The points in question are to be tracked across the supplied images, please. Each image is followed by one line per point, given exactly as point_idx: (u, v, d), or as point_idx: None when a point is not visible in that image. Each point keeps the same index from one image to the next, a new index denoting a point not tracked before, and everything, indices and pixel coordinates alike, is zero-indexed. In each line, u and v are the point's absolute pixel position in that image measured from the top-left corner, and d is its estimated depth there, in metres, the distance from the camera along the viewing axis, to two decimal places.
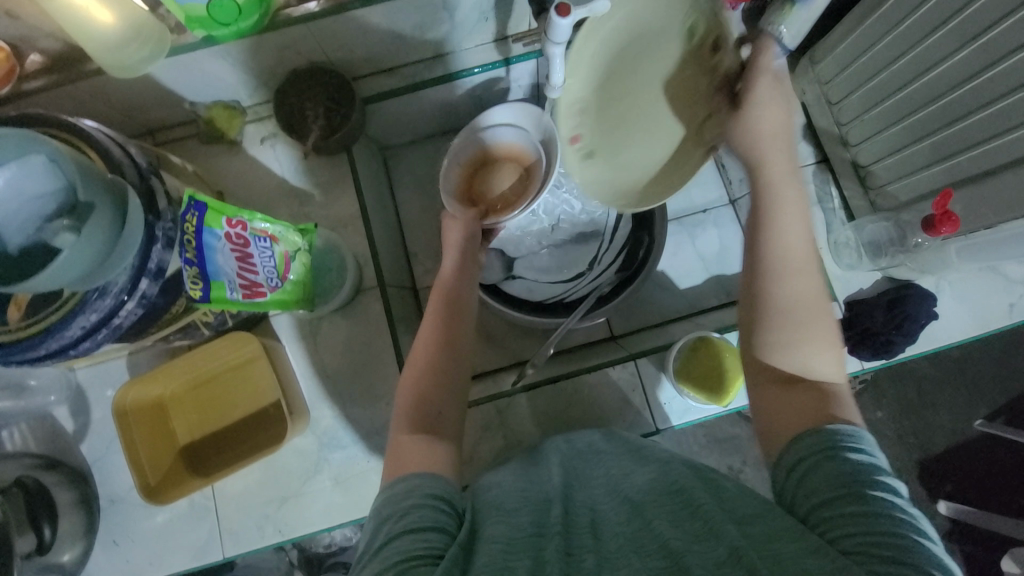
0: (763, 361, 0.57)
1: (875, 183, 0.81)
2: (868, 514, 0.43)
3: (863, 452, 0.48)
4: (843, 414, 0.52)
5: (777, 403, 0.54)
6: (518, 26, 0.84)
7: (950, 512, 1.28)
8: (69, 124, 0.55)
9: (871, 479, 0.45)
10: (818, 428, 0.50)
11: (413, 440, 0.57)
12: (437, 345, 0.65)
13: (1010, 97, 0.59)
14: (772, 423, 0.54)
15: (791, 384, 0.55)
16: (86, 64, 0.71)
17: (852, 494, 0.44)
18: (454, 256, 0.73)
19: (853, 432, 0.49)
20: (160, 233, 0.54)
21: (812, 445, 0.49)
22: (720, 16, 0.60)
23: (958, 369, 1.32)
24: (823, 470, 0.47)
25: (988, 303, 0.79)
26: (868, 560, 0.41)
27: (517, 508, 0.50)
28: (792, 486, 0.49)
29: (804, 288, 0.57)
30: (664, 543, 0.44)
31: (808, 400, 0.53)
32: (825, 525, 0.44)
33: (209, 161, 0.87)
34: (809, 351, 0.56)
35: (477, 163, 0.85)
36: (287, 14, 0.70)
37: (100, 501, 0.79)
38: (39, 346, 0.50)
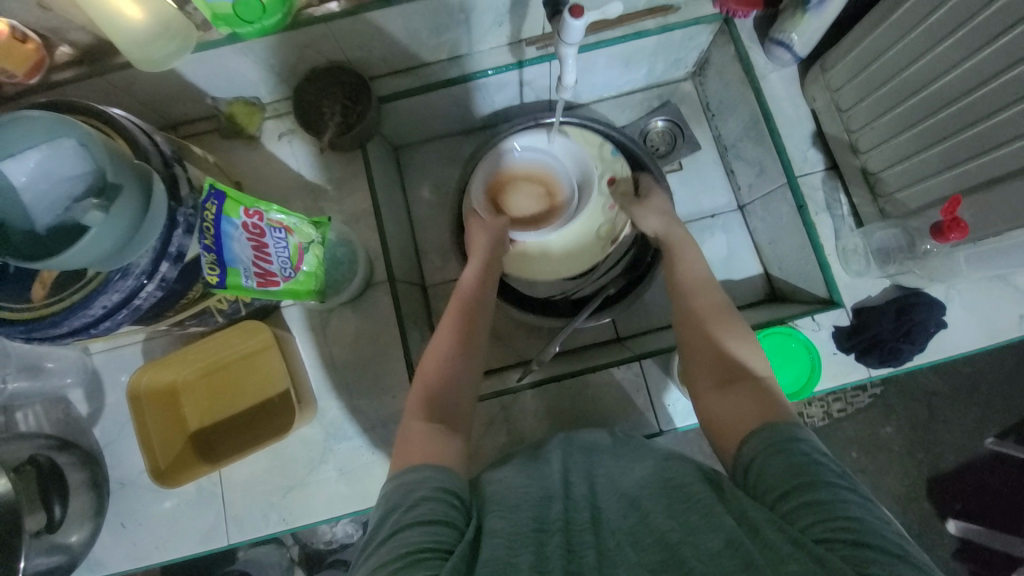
0: (703, 382, 0.61)
1: (884, 191, 0.81)
2: (825, 500, 0.44)
3: (805, 443, 0.49)
4: (784, 408, 0.55)
5: (724, 406, 0.57)
6: (532, 30, 0.86)
7: (959, 530, 1.26)
8: (98, 111, 0.57)
9: (822, 468, 0.47)
10: (766, 424, 0.52)
11: (426, 429, 0.58)
12: (452, 346, 0.65)
13: (1019, 103, 0.59)
14: (723, 426, 0.56)
15: (734, 385, 0.58)
16: (114, 57, 0.74)
17: (806, 482, 0.45)
18: (478, 266, 0.75)
19: (795, 426, 0.52)
20: (181, 219, 0.57)
21: (761, 441, 0.50)
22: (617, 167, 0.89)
23: (969, 385, 1.30)
24: (775, 463, 0.48)
25: (998, 314, 0.79)
26: (837, 545, 0.40)
27: (519, 502, 0.50)
28: (751, 484, 0.49)
29: (711, 297, 0.67)
30: (663, 535, 0.44)
31: (750, 397, 0.56)
32: (789, 516, 0.44)
33: (228, 155, 0.89)
34: (737, 347, 0.62)
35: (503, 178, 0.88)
36: (309, 14, 0.72)
37: (110, 483, 0.81)
38: (61, 324, 0.52)
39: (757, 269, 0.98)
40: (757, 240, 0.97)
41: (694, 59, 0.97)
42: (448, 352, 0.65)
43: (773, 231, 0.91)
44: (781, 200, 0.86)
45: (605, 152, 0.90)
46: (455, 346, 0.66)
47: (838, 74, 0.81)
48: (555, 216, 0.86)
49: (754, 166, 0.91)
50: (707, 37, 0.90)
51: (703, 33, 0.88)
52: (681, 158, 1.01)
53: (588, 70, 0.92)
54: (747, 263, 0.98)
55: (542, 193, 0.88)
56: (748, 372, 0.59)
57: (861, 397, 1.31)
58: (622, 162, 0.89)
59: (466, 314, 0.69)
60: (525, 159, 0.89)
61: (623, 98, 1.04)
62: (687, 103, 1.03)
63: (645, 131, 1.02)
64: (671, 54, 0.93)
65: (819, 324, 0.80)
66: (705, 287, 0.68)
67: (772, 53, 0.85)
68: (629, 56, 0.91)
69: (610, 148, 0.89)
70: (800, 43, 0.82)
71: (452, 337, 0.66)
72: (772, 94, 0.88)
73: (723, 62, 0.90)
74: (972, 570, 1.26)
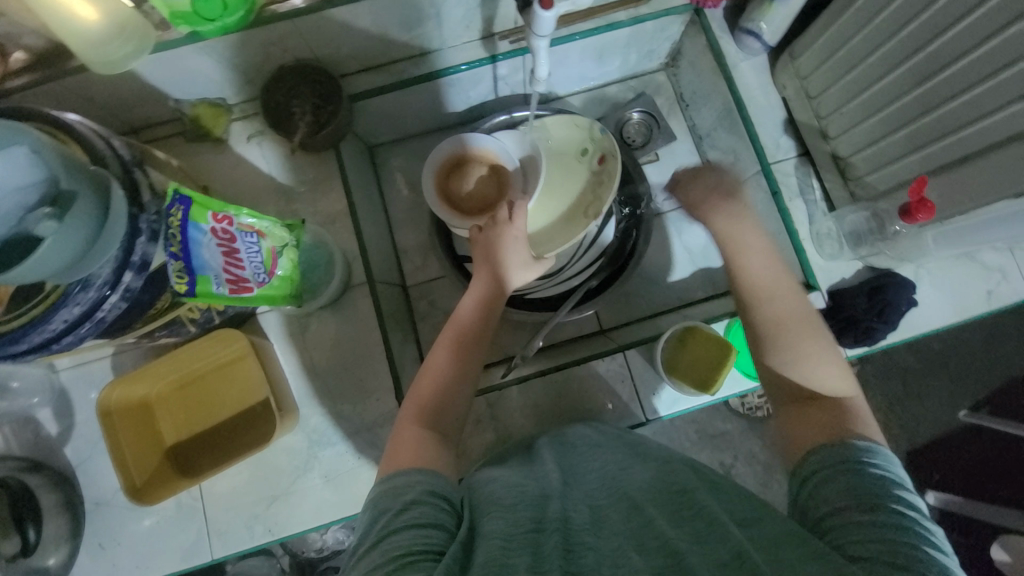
0: (783, 380, 0.61)
1: (855, 174, 0.83)
2: (873, 522, 0.45)
3: (879, 467, 0.50)
4: (868, 433, 0.54)
5: (799, 424, 0.57)
6: (504, 23, 0.85)
7: (938, 502, 1.30)
8: (51, 117, 0.55)
9: (881, 492, 0.47)
10: (844, 441, 0.53)
11: (422, 436, 0.58)
12: (449, 369, 0.64)
13: (981, 84, 0.61)
14: (792, 442, 0.57)
15: (808, 403, 0.59)
16: (69, 61, 0.70)
17: (861, 504, 0.47)
18: (477, 293, 0.68)
19: (871, 449, 0.52)
20: (143, 226, 0.54)
21: (829, 457, 0.52)
22: (609, 138, 0.82)
23: (941, 361, 1.35)
24: (831, 483, 0.50)
25: (966, 291, 0.82)
26: (873, 564, 0.42)
27: (516, 501, 0.49)
28: (806, 496, 0.51)
29: (792, 305, 0.65)
30: (663, 537, 0.44)
31: (829, 417, 0.56)
32: (832, 533, 0.47)
33: (195, 159, 0.87)
34: (817, 363, 0.61)
35: (458, 171, 0.78)
36: (273, 10, 0.70)
37: (85, 504, 0.78)
38: (20, 340, 0.50)
39: None
40: None
41: (667, 50, 0.97)
42: (447, 369, 0.64)
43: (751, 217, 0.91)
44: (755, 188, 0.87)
45: (595, 129, 0.86)
46: (454, 361, 0.64)
47: (808, 61, 0.83)
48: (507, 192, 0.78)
49: (729, 154, 0.92)
50: (679, 28, 0.90)
51: (674, 24, 0.88)
52: (657, 148, 1.01)
53: (562, 63, 0.92)
54: None
55: (491, 176, 0.78)
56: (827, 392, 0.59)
57: None
58: (611, 138, 0.83)
59: (473, 325, 0.67)
60: (482, 149, 0.79)
61: (598, 90, 1.04)
62: (661, 94, 1.03)
63: (622, 123, 1.02)
64: (644, 46, 0.94)
65: None
66: (783, 291, 0.66)
67: (743, 42, 0.86)
68: (602, 48, 0.91)
69: (600, 126, 0.84)
70: (769, 32, 0.83)
71: (448, 350, 0.65)
72: (743, 84, 0.89)
73: (696, 52, 0.91)
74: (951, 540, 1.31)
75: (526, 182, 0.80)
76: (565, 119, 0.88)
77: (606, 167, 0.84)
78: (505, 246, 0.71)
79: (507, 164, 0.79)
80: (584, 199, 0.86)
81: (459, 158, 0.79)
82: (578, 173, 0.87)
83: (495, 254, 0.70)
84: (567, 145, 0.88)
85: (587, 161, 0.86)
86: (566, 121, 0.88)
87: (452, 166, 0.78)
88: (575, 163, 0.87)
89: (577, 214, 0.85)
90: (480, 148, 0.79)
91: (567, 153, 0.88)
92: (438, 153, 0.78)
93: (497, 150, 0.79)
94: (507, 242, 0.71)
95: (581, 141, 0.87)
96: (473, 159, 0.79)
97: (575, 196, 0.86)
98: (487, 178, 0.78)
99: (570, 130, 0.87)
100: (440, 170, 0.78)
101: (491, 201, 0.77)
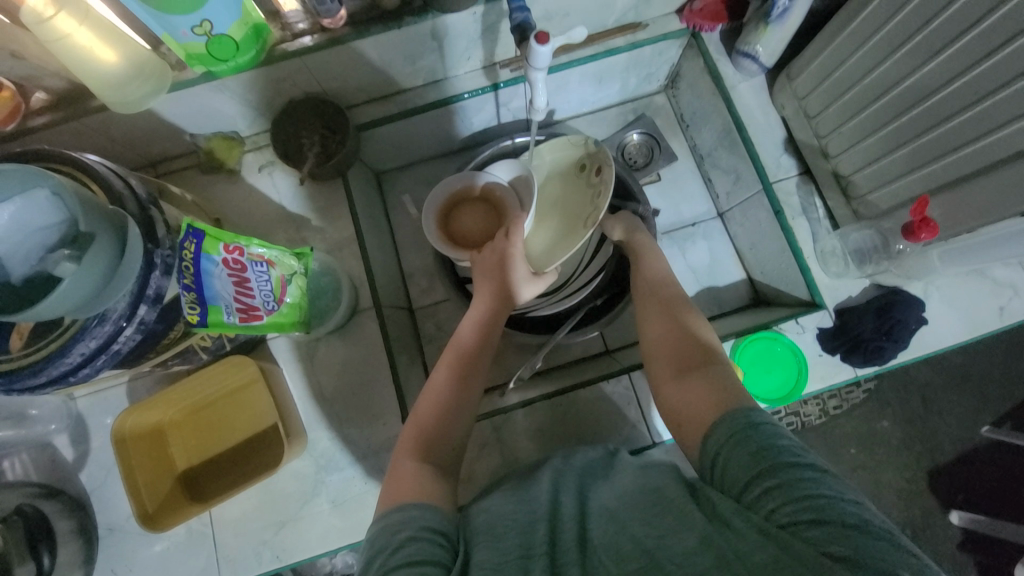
0: (659, 366, 0.63)
1: (857, 193, 0.83)
2: (785, 483, 0.45)
3: (761, 425, 0.50)
4: (740, 395, 0.55)
5: (682, 401, 0.57)
6: (504, 53, 0.87)
7: (962, 521, 1.25)
8: (72, 158, 0.58)
9: (780, 449, 0.47)
10: (725, 413, 0.53)
11: (419, 468, 0.58)
12: (446, 392, 0.65)
13: (978, 104, 0.61)
14: (687, 420, 0.56)
15: (691, 374, 0.59)
16: (90, 101, 0.74)
17: (766, 469, 0.46)
18: (474, 314, 0.70)
19: (752, 408, 0.52)
20: (158, 260, 0.56)
21: (724, 430, 0.51)
22: (599, 149, 0.78)
23: (960, 375, 1.32)
24: (736, 453, 0.49)
25: (978, 307, 0.80)
26: (797, 528, 0.42)
27: (506, 530, 0.50)
28: (720, 475, 0.50)
29: (665, 292, 0.70)
30: (639, 542, 0.45)
31: (712, 384, 0.57)
32: (753, 505, 0.46)
33: (209, 190, 0.90)
34: (692, 341, 0.63)
35: (454, 205, 0.80)
36: (283, 49, 0.73)
37: (99, 529, 0.79)
38: (39, 373, 0.51)
39: (740, 274, 0.99)
40: (738, 246, 0.99)
41: (666, 73, 0.99)
42: (447, 391, 0.65)
43: (753, 236, 0.92)
44: (758, 208, 0.88)
45: (592, 142, 0.81)
46: (452, 382, 0.66)
47: (805, 83, 0.84)
48: (504, 221, 0.78)
49: (731, 174, 0.93)
50: (677, 51, 0.92)
51: (672, 47, 0.90)
52: (658, 169, 1.03)
53: (562, 89, 0.94)
54: (729, 269, 0.99)
55: (488, 208, 0.79)
56: (701, 363, 0.60)
57: (856, 393, 1.31)
58: (605, 147, 0.78)
59: (473, 349, 0.68)
60: (481, 186, 0.81)
61: (599, 113, 1.05)
62: (661, 116, 1.05)
63: (623, 145, 1.03)
64: (643, 69, 0.96)
65: (802, 327, 0.81)
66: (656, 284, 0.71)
67: (739, 64, 0.88)
68: (602, 73, 0.93)
69: (594, 140, 0.80)
70: (766, 54, 0.84)
71: (448, 369, 0.67)
72: (743, 104, 0.90)
73: (694, 74, 0.93)
74: (978, 562, 1.27)
75: (522, 207, 0.79)
76: (567, 140, 0.84)
77: (603, 178, 0.77)
78: (498, 267, 0.71)
79: (504, 196, 0.80)
80: (583, 211, 0.79)
81: (452, 189, 0.80)
82: (579, 189, 0.82)
83: (496, 272, 0.71)
84: (565, 166, 0.85)
85: (587, 174, 0.81)
86: (568, 142, 0.84)
87: (447, 200, 0.80)
88: (577, 180, 0.83)
89: (577, 227, 0.79)
90: (482, 185, 0.81)
91: (569, 172, 0.85)
92: (438, 194, 0.80)
93: (497, 186, 0.81)
94: (502, 268, 0.71)
95: (577, 158, 0.83)
96: (477, 189, 0.81)
97: (576, 211, 0.81)
98: (484, 212, 0.79)
99: (567, 150, 0.84)
100: (445, 201, 0.80)
101: (489, 234, 0.77)
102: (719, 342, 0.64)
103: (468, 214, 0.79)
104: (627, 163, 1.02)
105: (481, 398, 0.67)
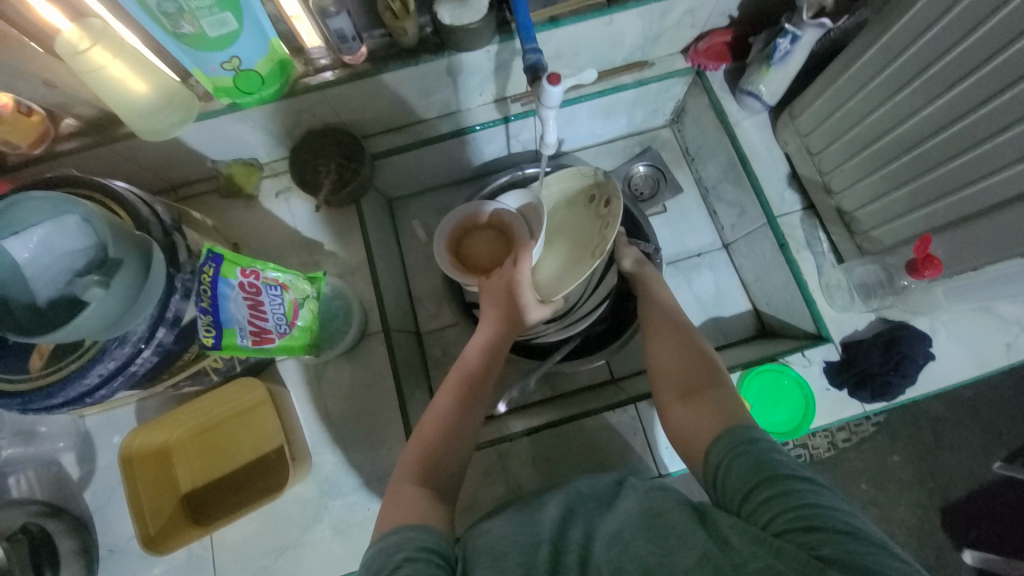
0: (663, 387, 0.64)
1: (860, 228, 0.85)
2: (782, 492, 0.46)
3: (759, 440, 0.52)
4: (741, 414, 0.57)
5: (687, 422, 0.59)
6: (516, 89, 0.91)
7: (976, 561, 1.21)
8: (102, 186, 0.60)
9: (778, 462, 0.49)
10: (726, 431, 0.54)
11: (417, 492, 0.58)
12: (450, 411, 0.65)
13: (978, 147, 0.63)
14: (690, 440, 0.57)
15: (694, 396, 0.60)
16: (119, 128, 0.78)
17: (762, 480, 0.48)
18: (481, 335, 0.71)
19: (751, 427, 0.54)
20: (179, 284, 0.58)
21: (724, 445, 0.53)
22: (609, 182, 0.80)
23: (970, 410, 1.30)
24: (736, 465, 0.50)
25: (985, 343, 0.80)
26: (792, 534, 0.43)
27: (506, 551, 0.49)
28: (721, 489, 0.51)
29: (669, 312, 0.71)
30: (642, 560, 0.45)
31: (715, 406, 0.58)
32: (752, 516, 0.47)
33: (226, 214, 0.92)
34: (695, 361, 0.64)
35: (464, 230, 0.81)
36: (305, 83, 0.77)
37: (99, 550, 0.78)
38: (56, 395, 0.53)
39: (746, 305, 0.99)
40: (743, 277, 1.00)
41: (671, 108, 1.02)
42: (451, 413, 0.65)
43: (758, 268, 0.93)
44: (763, 240, 0.89)
45: (601, 175, 0.83)
46: (455, 404, 0.66)
47: (806, 121, 0.86)
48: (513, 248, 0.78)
49: (735, 207, 0.95)
50: (682, 88, 0.96)
51: (677, 84, 0.94)
52: (664, 200, 1.05)
53: (571, 122, 0.97)
54: (735, 300, 1.00)
55: (497, 235, 0.80)
56: (705, 384, 0.61)
57: (865, 426, 1.29)
58: (614, 181, 0.80)
59: (478, 372, 0.68)
60: (490, 212, 0.82)
61: (607, 145, 1.08)
62: (667, 149, 1.08)
63: (630, 176, 1.06)
64: (649, 105, 0.99)
65: (809, 359, 0.81)
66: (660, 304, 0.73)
67: (743, 102, 0.90)
68: (610, 108, 0.96)
69: (604, 173, 0.82)
70: (768, 93, 0.87)
71: (452, 389, 0.67)
72: (747, 140, 0.92)
73: (699, 111, 0.96)
74: None
75: (532, 235, 0.79)
76: (575, 171, 0.85)
77: (611, 211, 0.79)
78: (506, 293, 0.72)
79: (514, 223, 0.80)
80: (592, 241, 0.80)
81: (464, 214, 0.82)
82: (587, 220, 0.84)
83: (502, 296, 0.72)
84: (574, 195, 0.86)
85: (596, 206, 0.83)
86: (576, 173, 0.86)
87: (457, 224, 0.81)
88: (585, 211, 0.84)
89: (585, 257, 0.80)
90: (491, 211, 0.82)
91: (577, 202, 0.86)
92: (449, 220, 0.82)
93: (506, 212, 0.81)
94: (509, 294, 0.72)
95: (586, 188, 0.84)
96: (486, 217, 0.82)
97: (585, 242, 0.82)
98: (493, 239, 0.80)
99: (576, 181, 0.85)
100: (455, 227, 0.81)
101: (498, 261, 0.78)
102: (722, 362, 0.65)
103: (479, 242, 0.80)
104: (633, 194, 1.04)
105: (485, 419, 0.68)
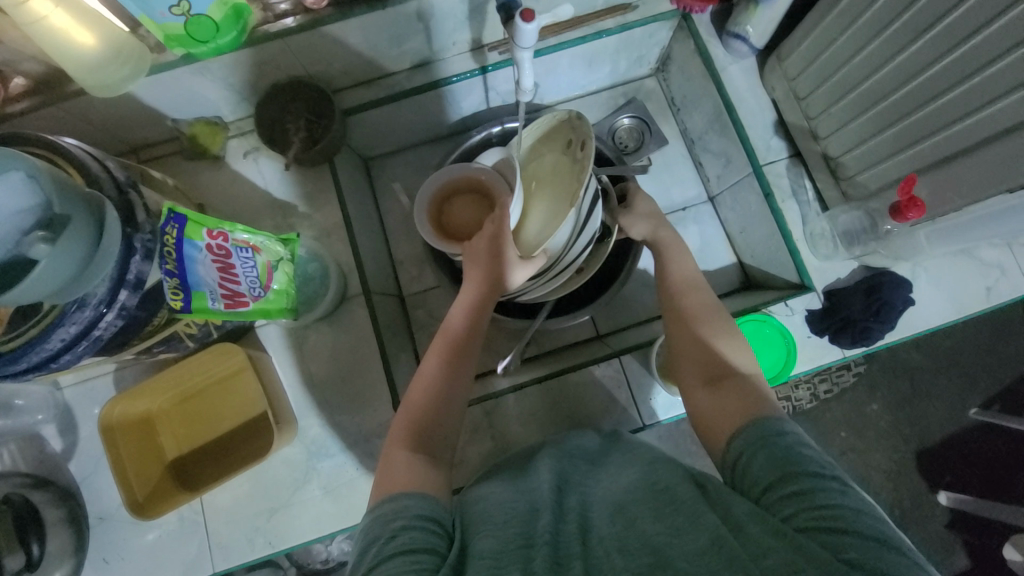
0: (689, 371, 0.64)
1: (845, 174, 0.83)
2: (808, 490, 0.46)
3: (788, 435, 0.51)
4: (768, 404, 0.56)
5: (713, 407, 0.58)
6: (492, 36, 0.86)
7: (950, 502, 1.29)
8: (48, 141, 0.56)
9: (806, 460, 0.48)
10: (754, 421, 0.53)
11: (411, 458, 0.58)
12: (435, 380, 0.65)
13: (964, 83, 0.61)
14: (712, 426, 0.57)
15: (721, 384, 0.60)
16: (68, 85, 0.73)
17: (789, 475, 0.47)
18: (463, 299, 0.69)
19: (779, 419, 0.53)
20: (138, 245, 0.56)
21: (749, 436, 0.52)
22: (582, 122, 0.70)
23: (949, 358, 1.33)
24: (760, 458, 0.50)
25: (965, 288, 0.81)
26: (815, 532, 0.43)
27: (505, 520, 0.48)
28: (740, 477, 0.51)
29: (701, 299, 0.69)
30: (647, 540, 0.44)
31: (741, 394, 0.58)
32: (773, 507, 0.47)
33: (193, 177, 0.88)
34: (728, 349, 0.63)
35: (450, 195, 0.78)
36: (264, 30, 0.71)
37: (89, 518, 0.78)
38: (18, 360, 0.51)
39: (731, 258, 0.99)
40: (729, 230, 0.99)
41: (656, 55, 0.98)
42: (437, 377, 0.65)
43: (743, 220, 0.92)
44: (748, 190, 0.87)
45: (575, 113, 0.73)
46: (441, 370, 0.65)
47: (794, 63, 0.83)
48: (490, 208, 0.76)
49: (721, 157, 0.92)
50: (667, 34, 0.91)
51: (662, 30, 0.89)
52: (649, 153, 1.02)
53: (551, 72, 0.93)
54: (719, 253, 0.99)
55: (477, 197, 0.77)
56: (729, 370, 0.61)
57: (846, 376, 1.32)
58: (587, 119, 0.71)
59: (463, 336, 0.68)
60: (468, 173, 0.78)
61: (589, 96, 1.04)
62: (652, 99, 1.04)
63: (613, 129, 1.02)
64: (633, 52, 0.94)
65: (791, 309, 0.81)
66: (693, 289, 0.71)
67: (730, 46, 0.87)
68: (592, 56, 0.92)
69: (577, 112, 0.73)
70: (756, 35, 0.83)
71: (437, 356, 0.66)
72: (733, 86, 0.90)
73: (684, 57, 0.92)
74: (965, 540, 1.29)
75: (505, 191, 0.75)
76: (551, 114, 0.77)
77: (586, 153, 0.71)
78: (487, 259, 0.69)
79: (489, 182, 0.76)
80: (567, 189, 0.73)
81: (451, 180, 0.79)
82: (565, 166, 0.75)
83: (481, 260, 0.69)
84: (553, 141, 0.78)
85: (573, 150, 0.74)
86: (550, 117, 0.77)
87: (441, 191, 0.78)
88: (563, 155, 0.76)
89: (562, 206, 0.73)
90: (472, 172, 0.78)
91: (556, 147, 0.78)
92: (433, 184, 0.79)
93: (479, 171, 0.78)
94: (484, 256, 0.69)
95: (564, 132, 0.76)
96: (467, 180, 0.79)
97: (561, 189, 0.75)
98: (473, 202, 0.77)
99: (553, 126, 0.77)
100: (441, 185, 0.78)
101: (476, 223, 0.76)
102: (746, 348, 0.64)
103: (456, 205, 0.77)
104: (617, 147, 1.01)
105: (472, 382, 0.67)
